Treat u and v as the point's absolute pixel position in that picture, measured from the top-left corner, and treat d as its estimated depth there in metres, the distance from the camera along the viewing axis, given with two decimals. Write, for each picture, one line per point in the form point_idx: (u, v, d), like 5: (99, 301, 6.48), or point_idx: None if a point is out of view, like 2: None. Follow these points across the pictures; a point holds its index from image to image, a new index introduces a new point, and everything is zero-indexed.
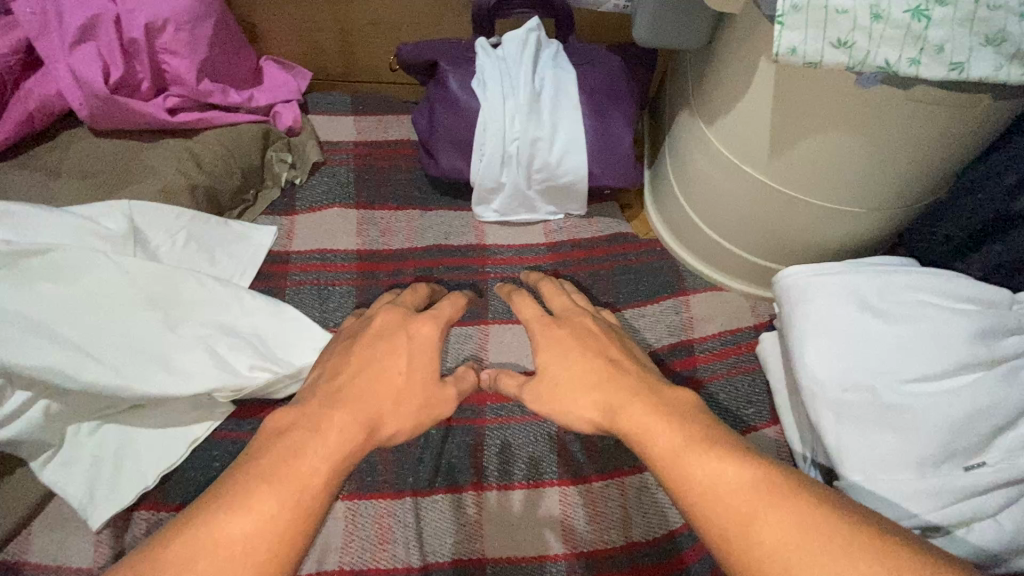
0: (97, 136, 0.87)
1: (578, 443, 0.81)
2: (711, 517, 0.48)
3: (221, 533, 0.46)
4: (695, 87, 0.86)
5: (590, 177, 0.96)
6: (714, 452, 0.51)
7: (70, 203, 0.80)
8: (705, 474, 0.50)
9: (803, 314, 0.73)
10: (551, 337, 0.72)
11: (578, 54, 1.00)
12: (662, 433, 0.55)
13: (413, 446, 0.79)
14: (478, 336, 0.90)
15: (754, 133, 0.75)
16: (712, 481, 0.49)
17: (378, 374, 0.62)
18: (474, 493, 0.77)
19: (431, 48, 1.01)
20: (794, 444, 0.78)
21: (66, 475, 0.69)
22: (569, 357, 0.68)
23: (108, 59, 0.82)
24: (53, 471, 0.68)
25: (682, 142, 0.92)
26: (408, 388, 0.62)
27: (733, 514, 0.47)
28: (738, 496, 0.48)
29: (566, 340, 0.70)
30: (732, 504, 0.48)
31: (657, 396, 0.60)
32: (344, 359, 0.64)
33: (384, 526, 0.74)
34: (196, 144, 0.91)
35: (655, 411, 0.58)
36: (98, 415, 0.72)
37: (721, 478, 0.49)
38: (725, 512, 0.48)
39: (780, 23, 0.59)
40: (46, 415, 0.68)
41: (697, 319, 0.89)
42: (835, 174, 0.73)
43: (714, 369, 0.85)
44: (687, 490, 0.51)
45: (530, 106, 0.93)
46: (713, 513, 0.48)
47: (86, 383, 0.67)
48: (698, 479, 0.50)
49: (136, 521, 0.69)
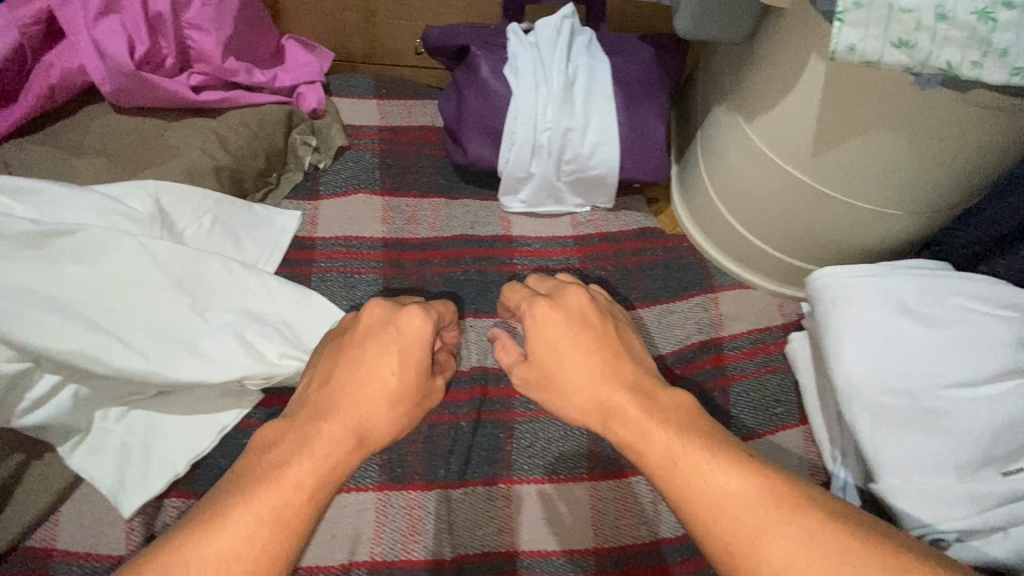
0: (118, 113, 0.84)
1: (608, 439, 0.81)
2: (710, 527, 0.50)
3: (196, 557, 0.46)
4: (732, 81, 0.85)
5: (621, 170, 0.95)
6: (713, 462, 0.52)
7: (94, 182, 0.78)
8: (705, 484, 0.51)
9: (839, 315, 0.73)
10: (544, 324, 0.66)
11: (611, 43, 0.98)
12: (662, 441, 0.55)
13: (443, 439, 0.79)
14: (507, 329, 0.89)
15: (796, 132, 0.74)
16: (714, 492, 0.51)
17: (362, 376, 0.58)
18: (505, 486, 0.77)
19: (459, 32, 0.99)
20: (824, 444, 0.78)
21: (94, 461, 0.68)
22: (560, 349, 0.64)
23: (134, 33, 0.79)
24: (82, 457, 0.67)
25: (715, 138, 0.91)
26: (398, 391, 0.58)
27: (729, 527, 0.49)
28: (736, 508, 0.50)
29: (560, 329, 0.65)
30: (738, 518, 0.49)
31: (649, 401, 0.59)
32: (329, 361, 0.61)
33: (415, 517, 0.74)
34: (220, 124, 0.88)
35: (644, 416, 0.58)
36: (125, 401, 0.70)
37: (719, 489, 0.51)
38: (725, 524, 0.50)
39: (840, 20, 0.58)
40: (74, 400, 0.67)
41: (727, 317, 0.89)
42: (876, 174, 0.72)
43: (743, 367, 0.85)
44: (683, 498, 0.52)
45: (563, 96, 0.91)
46: (713, 525, 0.50)
47: (117, 369, 0.66)
48: (700, 490, 0.51)
49: (167, 508, 0.68)
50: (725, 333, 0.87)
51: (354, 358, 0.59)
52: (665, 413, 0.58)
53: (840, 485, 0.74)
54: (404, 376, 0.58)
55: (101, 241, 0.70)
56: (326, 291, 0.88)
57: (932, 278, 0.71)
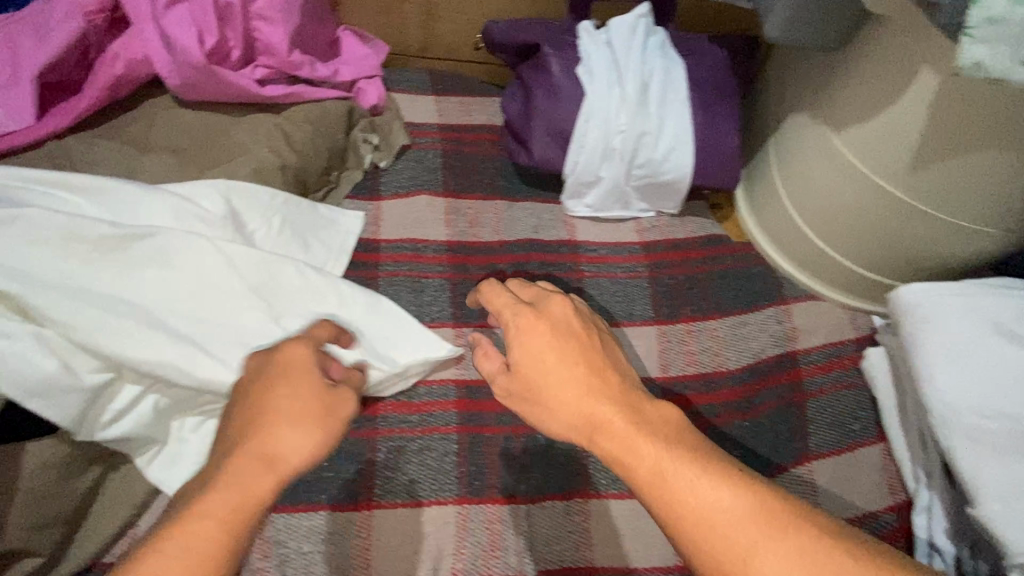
0: (181, 106, 0.80)
1: None
2: (702, 548, 0.47)
3: None
4: (816, 88, 0.82)
5: (692, 176, 0.92)
6: (706, 477, 0.50)
7: (161, 179, 0.75)
8: (698, 499, 0.49)
9: (928, 335, 0.73)
10: (527, 335, 0.63)
11: (682, 44, 0.95)
12: (649, 453, 0.53)
13: (521, 452, 0.77)
14: None
15: (893, 148, 0.73)
16: (701, 506, 0.48)
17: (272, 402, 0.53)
18: (583, 501, 0.76)
19: (526, 29, 0.95)
20: (904, 462, 0.78)
21: (171, 474, 0.65)
22: (542, 361, 0.61)
23: (203, 24, 0.75)
24: (159, 470, 0.65)
25: (792, 146, 0.88)
26: (312, 408, 0.52)
27: (721, 544, 0.47)
28: (726, 525, 0.47)
29: (543, 341, 0.62)
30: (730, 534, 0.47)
31: (638, 416, 0.56)
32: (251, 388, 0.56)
33: (495, 532, 0.72)
34: (285, 119, 0.85)
35: (633, 429, 0.54)
36: (200, 411, 0.67)
37: (711, 504, 0.48)
38: (720, 542, 0.47)
39: (967, 35, 0.56)
40: (155, 411, 0.64)
41: (800, 330, 0.87)
42: (970, 194, 0.72)
43: (819, 382, 0.84)
44: (677, 515, 0.49)
45: (638, 98, 0.88)
46: (706, 545, 0.47)
47: (202, 380, 0.64)
48: (691, 505, 0.49)
49: None
50: (798, 347, 0.86)
51: (280, 376, 0.54)
52: (652, 427, 0.54)
53: (925, 505, 0.74)
54: (311, 395, 0.53)
55: (179, 244, 0.67)
56: (392, 296, 0.85)
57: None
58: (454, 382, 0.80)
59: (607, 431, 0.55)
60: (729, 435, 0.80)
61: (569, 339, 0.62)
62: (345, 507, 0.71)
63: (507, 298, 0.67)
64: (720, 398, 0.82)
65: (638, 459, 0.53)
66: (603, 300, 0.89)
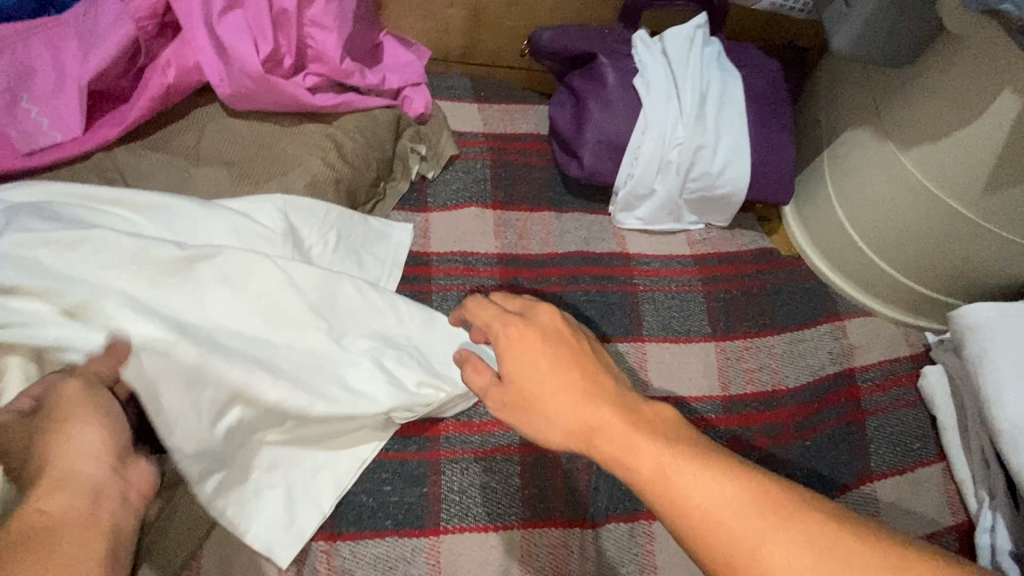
0: (232, 116, 0.77)
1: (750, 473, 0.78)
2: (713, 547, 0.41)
3: None
4: (878, 102, 0.81)
5: (746, 189, 0.91)
6: (707, 468, 0.43)
7: (215, 193, 0.72)
8: (702, 496, 0.42)
9: (994, 355, 0.72)
10: (518, 345, 0.54)
11: (736, 54, 0.93)
12: (646, 449, 0.46)
13: (585, 474, 0.75)
14: (636, 354, 0.85)
15: (966, 168, 0.72)
16: (700, 499, 0.42)
17: None
18: (647, 522, 0.75)
19: (574, 38, 0.93)
20: (966, 482, 0.78)
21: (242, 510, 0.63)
22: (540, 369, 0.52)
23: (258, 31, 0.72)
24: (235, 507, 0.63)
25: (848, 161, 0.88)
26: None
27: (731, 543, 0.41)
28: (730, 516, 0.41)
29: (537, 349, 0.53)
30: (735, 529, 0.41)
31: (634, 414, 0.49)
32: None
33: (559, 558, 0.70)
34: (336, 130, 0.82)
35: (631, 428, 0.48)
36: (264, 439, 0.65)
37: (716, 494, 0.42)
38: (729, 540, 0.41)
39: None
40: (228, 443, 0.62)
41: (856, 346, 0.87)
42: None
43: (878, 401, 0.83)
44: (676, 513, 0.43)
45: (696, 111, 0.87)
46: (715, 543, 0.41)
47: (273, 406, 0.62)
48: (694, 500, 0.42)
49: (315, 551, 0.65)
50: (856, 364, 0.85)
51: None
52: (650, 425, 0.48)
53: (988, 525, 0.74)
54: None
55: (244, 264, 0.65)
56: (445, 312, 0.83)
57: None
58: None
59: (608, 438, 0.48)
60: (790, 455, 0.79)
61: (556, 341, 0.54)
62: (409, 533, 0.67)
63: (493, 309, 0.57)
64: (764, 420, 0.81)
65: (635, 460, 0.46)
66: (658, 316, 0.87)
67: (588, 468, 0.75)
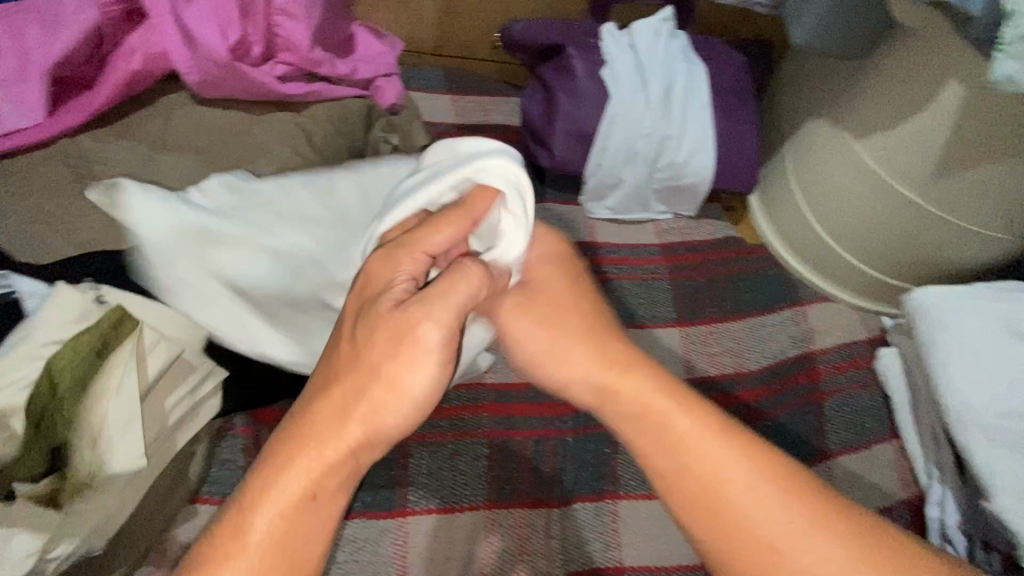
0: (199, 104, 0.78)
1: None
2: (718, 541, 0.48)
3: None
4: (835, 94, 0.84)
5: (711, 179, 0.94)
6: (730, 449, 0.50)
7: (181, 179, 0.72)
8: (727, 475, 0.49)
9: (943, 334, 0.75)
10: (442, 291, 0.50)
11: (702, 47, 0.96)
12: (684, 432, 0.51)
13: (551, 455, 0.77)
14: None
15: (915, 155, 0.75)
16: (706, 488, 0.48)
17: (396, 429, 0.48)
18: (611, 502, 0.77)
19: (546, 29, 0.95)
20: (916, 459, 0.81)
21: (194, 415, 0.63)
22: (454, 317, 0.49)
23: (225, 18, 0.73)
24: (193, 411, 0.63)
25: (807, 151, 0.90)
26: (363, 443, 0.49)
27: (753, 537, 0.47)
28: (749, 502, 0.48)
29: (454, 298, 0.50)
30: (758, 520, 0.47)
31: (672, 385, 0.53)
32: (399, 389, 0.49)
33: (523, 536, 0.72)
34: (306, 118, 0.82)
35: (667, 403, 0.52)
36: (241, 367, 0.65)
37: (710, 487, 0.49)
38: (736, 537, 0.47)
39: (1001, 51, 0.59)
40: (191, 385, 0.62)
41: (816, 330, 0.90)
42: (984, 193, 0.74)
43: (836, 382, 0.86)
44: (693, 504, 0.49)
45: (661, 101, 0.89)
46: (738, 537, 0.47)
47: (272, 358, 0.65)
48: (735, 504, 0.48)
49: None
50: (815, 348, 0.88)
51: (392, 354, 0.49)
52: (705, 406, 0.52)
53: (936, 499, 0.77)
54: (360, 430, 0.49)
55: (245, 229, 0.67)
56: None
57: None
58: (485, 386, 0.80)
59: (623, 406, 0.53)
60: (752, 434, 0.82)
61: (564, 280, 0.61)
62: (378, 514, 0.69)
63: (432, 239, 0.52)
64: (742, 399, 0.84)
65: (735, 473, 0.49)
66: (625, 302, 0.90)
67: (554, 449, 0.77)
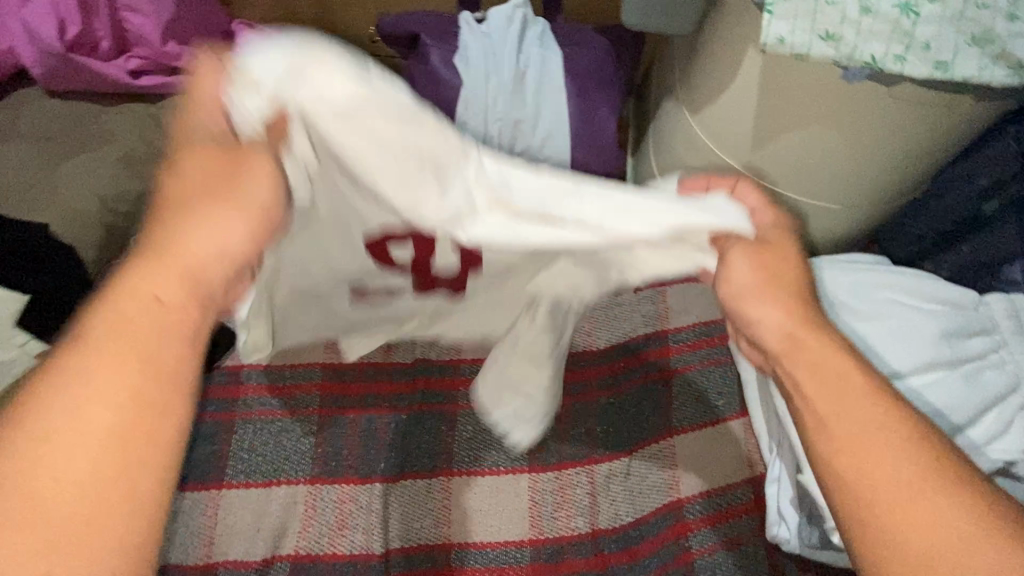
0: (50, 97, 0.82)
1: (551, 431, 0.80)
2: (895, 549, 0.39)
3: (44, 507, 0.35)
4: (681, 72, 0.84)
5: (574, 162, 0.94)
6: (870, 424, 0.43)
7: (19, 165, 0.76)
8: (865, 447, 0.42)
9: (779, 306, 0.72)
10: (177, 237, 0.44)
11: (567, 32, 0.96)
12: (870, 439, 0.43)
13: (383, 431, 0.78)
14: None
15: (737, 126, 0.74)
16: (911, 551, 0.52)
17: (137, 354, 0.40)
18: (443, 480, 0.77)
19: (412, 20, 0.97)
20: (761, 434, 0.79)
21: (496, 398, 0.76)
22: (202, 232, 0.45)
23: (65, 15, 0.78)
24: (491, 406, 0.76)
25: (663, 128, 0.90)
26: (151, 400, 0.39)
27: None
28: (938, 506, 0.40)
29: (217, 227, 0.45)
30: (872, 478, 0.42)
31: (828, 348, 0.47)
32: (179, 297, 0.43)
33: (345, 511, 0.73)
34: (161, 110, 0.85)
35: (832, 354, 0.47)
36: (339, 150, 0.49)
37: (909, 518, 0.40)
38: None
39: (769, 11, 0.56)
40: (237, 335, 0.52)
41: (674, 311, 0.87)
42: (815, 158, 0.72)
43: (686, 360, 0.85)
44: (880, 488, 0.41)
45: (513, 86, 0.90)
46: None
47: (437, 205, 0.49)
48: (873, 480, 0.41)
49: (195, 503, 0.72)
50: (671, 328, 0.87)
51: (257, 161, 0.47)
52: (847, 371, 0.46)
53: (775, 476, 0.74)
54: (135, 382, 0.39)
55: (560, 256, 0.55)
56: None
57: (863, 270, 0.72)
58: (320, 364, 0.80)
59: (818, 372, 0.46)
60: (591, 410, 0.82)
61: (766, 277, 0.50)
62: (191, 486, 0.72)
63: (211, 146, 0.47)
64: (586, 376, 0.84)
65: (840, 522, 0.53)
66: None
67: (384, 423, 0.78)
